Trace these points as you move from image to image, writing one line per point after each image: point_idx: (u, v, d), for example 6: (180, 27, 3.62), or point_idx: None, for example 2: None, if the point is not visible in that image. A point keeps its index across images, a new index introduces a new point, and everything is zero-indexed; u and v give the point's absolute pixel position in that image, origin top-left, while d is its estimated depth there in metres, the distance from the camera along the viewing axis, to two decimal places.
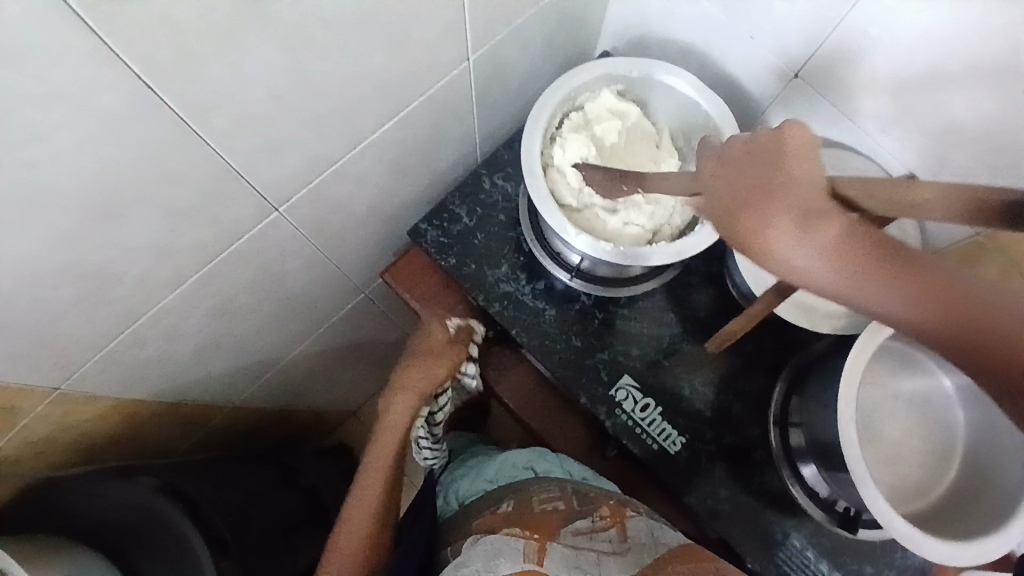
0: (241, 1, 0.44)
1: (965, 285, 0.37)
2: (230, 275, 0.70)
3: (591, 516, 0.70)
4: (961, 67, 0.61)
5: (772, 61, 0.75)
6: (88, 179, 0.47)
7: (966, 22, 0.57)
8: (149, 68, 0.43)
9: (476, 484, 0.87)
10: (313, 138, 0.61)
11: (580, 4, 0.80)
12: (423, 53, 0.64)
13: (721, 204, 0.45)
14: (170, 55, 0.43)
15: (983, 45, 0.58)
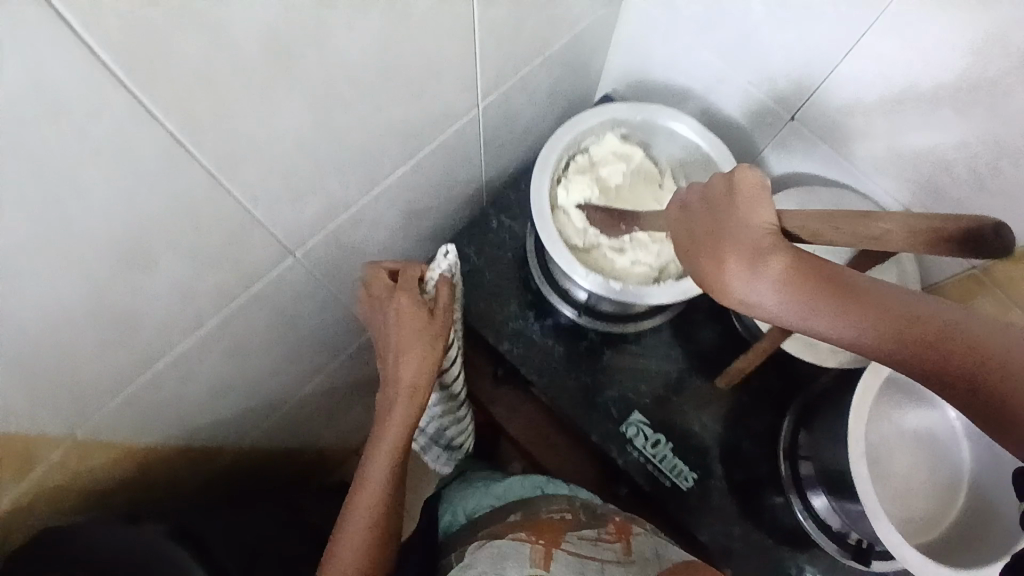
0: (274, 62, 0.46)
1: (899, 306, 0.44)
2: (246, 318, 0.71)
3: (598, 529, 0.71)
4: (949, 113, 0.64)
5: (768, 105, 0.78)
6: (123, 233, 0.48)
7: (952, 71, 0.61)
8: (185, 127, 0.45)
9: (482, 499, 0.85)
10: (333, 185, 0.63)
11: (583, 52, 0.83)
12: (437, 103, 0.66)
13: (689, 246, 0.53)
14: (206, 115, 0.45)
15: (969, 93, 0.61)
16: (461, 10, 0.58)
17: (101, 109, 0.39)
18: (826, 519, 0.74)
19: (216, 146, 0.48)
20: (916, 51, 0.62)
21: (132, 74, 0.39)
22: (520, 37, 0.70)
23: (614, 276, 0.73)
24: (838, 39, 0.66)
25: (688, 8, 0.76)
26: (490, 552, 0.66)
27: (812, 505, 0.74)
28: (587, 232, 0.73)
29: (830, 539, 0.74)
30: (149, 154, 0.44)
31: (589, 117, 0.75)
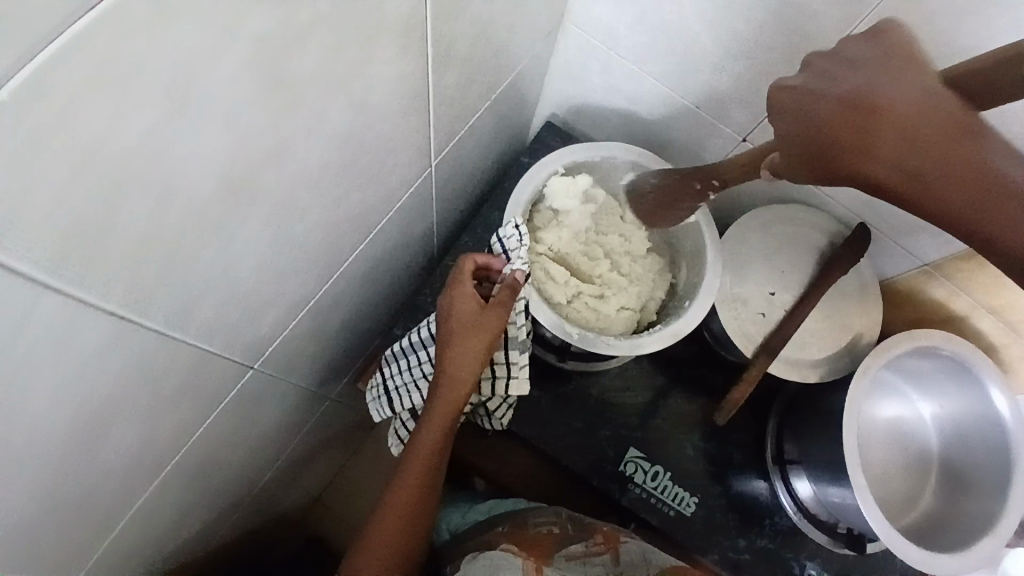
0: (228, 195, 0.38)
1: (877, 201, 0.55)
2: (208, 442, 0.63)
3: (586, 542, 0.68)
4: None
5: (716, 127, 0.77)
6: (74, 427, 0.40)
7: None
8: (132, 302, 0.36)
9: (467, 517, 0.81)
10: (292, 290, 0.56)
11: (523, 85, 0.79)
12: (393, 177, 0.60)
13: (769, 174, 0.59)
14: (154, 277, 0.37)
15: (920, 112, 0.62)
16: (414, 84, 0.52)
17: (37, 321, 0.31)
18: (809, 504, 0.77)
19: (169, 304, 0.40)
20: None
21: (68, 274, 0.30)
22: (468, 90, 0.64)
23: (599, 327, 0.71)
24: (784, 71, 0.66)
25: (630, 39, 0.73)
26: (483, 564, 0.63)
27: (795, 490, 0.78)
28: (568, 284, 0.71)
29: (815, 524, 0.78)
30: (95, 342, 0.36)
31: (550, 164, 0.73)
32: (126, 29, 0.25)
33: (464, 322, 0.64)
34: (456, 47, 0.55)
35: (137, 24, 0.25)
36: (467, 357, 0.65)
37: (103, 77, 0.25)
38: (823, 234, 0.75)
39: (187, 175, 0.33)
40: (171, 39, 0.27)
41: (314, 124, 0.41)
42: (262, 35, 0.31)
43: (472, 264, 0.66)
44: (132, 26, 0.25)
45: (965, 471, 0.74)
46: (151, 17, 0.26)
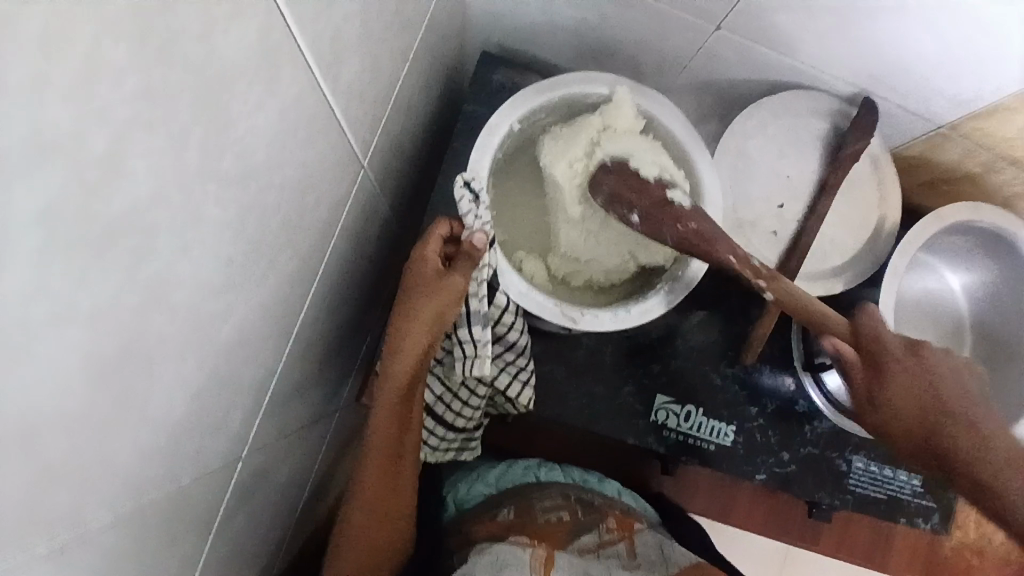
0: (105, 375, 0.29)
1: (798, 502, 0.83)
2: (227, 533, 0.59)
3: (598, 529, 0.62)
4: None
5: (685, 22, 0.63)
6: None
7: None
8: (28, 538, 0.29)
9: (473, 488, 0.73)
10: (246, 382, 0.48)
11: (439, 27, 0.64)
12: (321, 208, 0.50)
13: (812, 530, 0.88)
14: (55, 496, 0.29)
15: None
16: (305, 109, 0.40)
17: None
18: (842, 396, 0.74)
19: (99, 502, 0.33)
20: None
21: None
22: (377, 72, 0.52)
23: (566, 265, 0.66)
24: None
25: None
26: (487, 561, 0.55)
27: (826, 386, 0.75)
28: (571, 216, 0.63)
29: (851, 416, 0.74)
30: None
31: (502, 122, 0.61)
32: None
33: (415, 288, 0.56)
34: (346, 38, 0.43)
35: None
36: (417, 322, 0.56)
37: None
38: (824, 120, 0.66)
39: (36, 403, 0.25)
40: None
41: (189, 237, 0.32)
42: (41, 209, 0.22)
43: (448, 228, 0.57)
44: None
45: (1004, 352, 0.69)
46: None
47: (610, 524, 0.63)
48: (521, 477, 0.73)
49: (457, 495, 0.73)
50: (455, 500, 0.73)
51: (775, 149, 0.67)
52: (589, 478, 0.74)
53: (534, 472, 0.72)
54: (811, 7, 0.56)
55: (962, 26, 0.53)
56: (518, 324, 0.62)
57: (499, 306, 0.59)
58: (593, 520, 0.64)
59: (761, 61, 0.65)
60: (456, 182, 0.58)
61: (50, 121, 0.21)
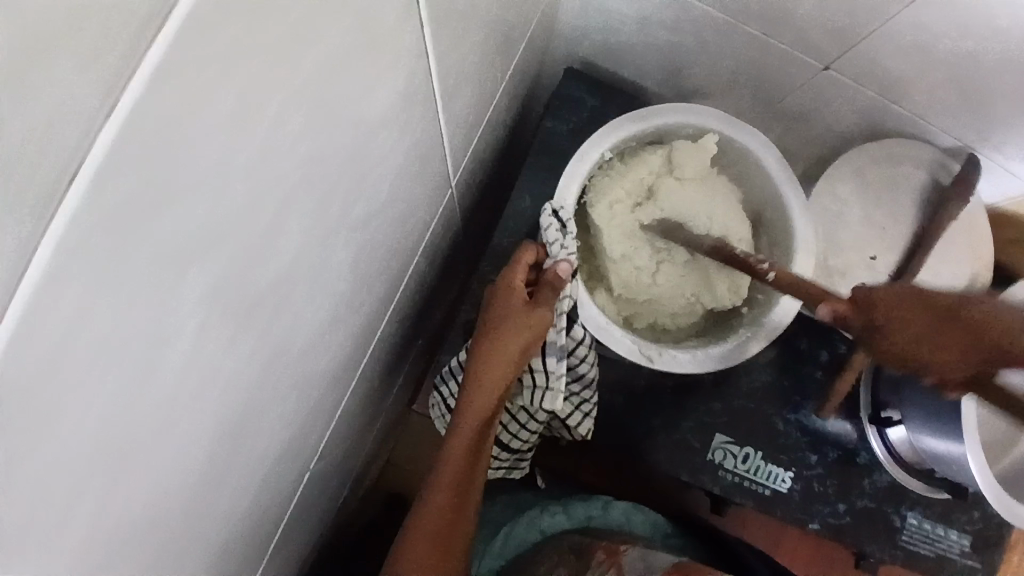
0: None
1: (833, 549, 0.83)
2: (283, 542, 0.59)
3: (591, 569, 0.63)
4: None
5: (791, 58, 0.60)
6: None
7: None
8: None
9: (485, 565, 0.71)
10: (327, 404, 0.47)
11: (533, 44, 0.62)
12: (414, 232, 0.49)
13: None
14: None
15: None
16: (422, 141, 0.38)
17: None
18: (903, 449, 0.73)
19: None
20: None
21: None
22: (480, 95, 0.50)
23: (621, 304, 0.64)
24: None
25: None
26: None
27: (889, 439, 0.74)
28: (620, 250, 0.61)
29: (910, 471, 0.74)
30: None
31: (594, 148, 0.60)
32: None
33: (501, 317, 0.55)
34: (465, 68, 0.41)
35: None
36: (500, 354, 0.55)
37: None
38: (925, 172, 0.63)
39: None
40: (82, 383, 0.21)
41: None
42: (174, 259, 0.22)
43: (531, 256, 0.57)
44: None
45: None
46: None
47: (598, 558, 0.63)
48: (526, 536, 0.71)
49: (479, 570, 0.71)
50: None
51: (868, 195, 0.65)
52: (593, 510, 0.72)
53: (537, 527, 0.71)
54: (938, 55, 0.53)
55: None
56: (591, 357, 0.62)
57: (575, 339, 0.59)
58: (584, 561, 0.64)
59: (866, 104, 0.62)
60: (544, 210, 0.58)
61: (190, 214, 0.22)
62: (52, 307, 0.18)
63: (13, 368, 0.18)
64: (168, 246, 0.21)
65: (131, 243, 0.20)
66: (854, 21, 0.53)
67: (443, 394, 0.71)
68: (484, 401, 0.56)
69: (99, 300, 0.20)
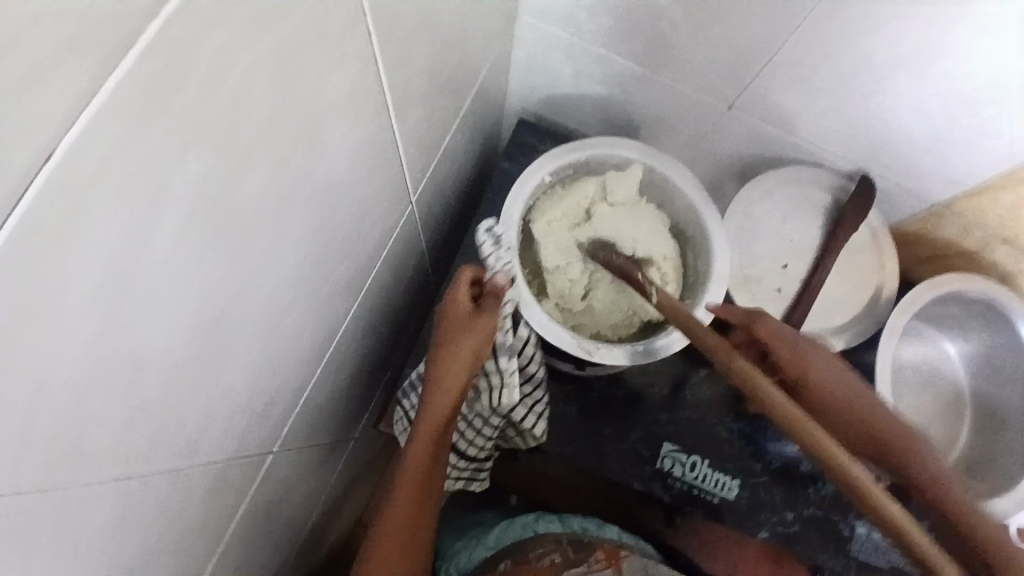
0: (209, 325, 0.35)
1: None
2: (243, 533, 0.61)
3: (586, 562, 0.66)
4: (903, 79, 0.59)
5: (702, 101, 0.71)
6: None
7: (907, 39, 0.55)
8: (127, 462, 0.34)
9: (474, 553, 0.76)
10: (290, 377, 0.52)
11: (487, 91, 0.73)
12: (376, 231, 0.57)
13: None
14: (148, 426, 0.34)
15: (921, 57, 0.56)
16: (376, 141, 0.47)
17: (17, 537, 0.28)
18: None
19: (164, 451, 0.37)
20: (853, 32, 0.56)
21: (63, 467, 0.29)
22: (435, 121, 0.60)
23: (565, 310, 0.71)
24: (771, 32, 0.60)
25: (591, 25, 0.67)
26: None
27: None
28: (554, 262, 0.69)
29: None
30: (100, 509, 0.33)
31: (535, 173, 0.69)
32: (51, 274, 0.23)
33: (450, 326, 0.61)
34: (415, 88, 0.50)
35: (48, 228, 0.22)
36: (455, 359, 0.60)
37: (21, 299, 0.22)
38: (825, 192, 0.73)
39: (153, 331, 0.30)
40: (99, 269, 0.25)
41: (280, 228, 0.38)
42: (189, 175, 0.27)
43: (473, 273, 0.62)
44: (57, 268, 0.23)
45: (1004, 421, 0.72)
46: (59, 216, 0.22)
47: (597, 556, 0.67)
48: (519, 533, 0.76)
49: (458, 563, 0.77)
50: (457, 572, 0.76)
51: (780, 215, 0.74)
52: (590, 524, 0.75)
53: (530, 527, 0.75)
54: (812, 91, 0.64)
55: (952, 107, 0.60)
56: (538, 357, 0.68)
57: (521, 339, 0.66)
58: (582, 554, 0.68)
59: (769, 139, 0.73)
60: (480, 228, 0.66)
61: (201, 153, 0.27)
62: (82, 204, 0.23)
63: (58, 245, 0.23)
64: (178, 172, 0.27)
65: (147, 167, 0.25)
66: (744, 66, 0.65)
67: (407, 408, 0.76)
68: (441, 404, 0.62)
69: (122, 209, 0.25)
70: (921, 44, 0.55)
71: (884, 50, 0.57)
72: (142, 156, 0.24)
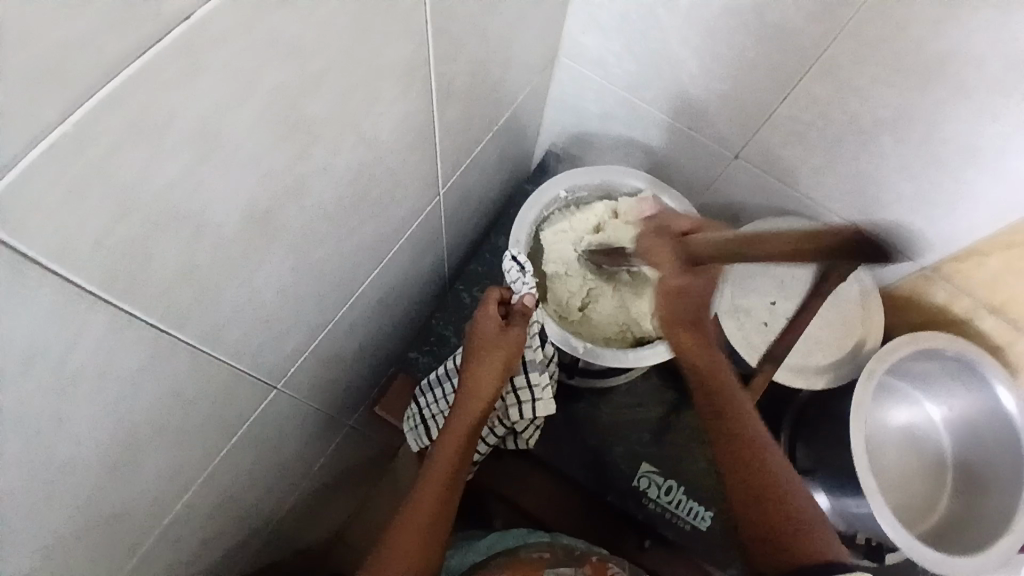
0: (254, 219, 0.42)
1: None
2: (235, 466, 0.64)
3: (574, 568, 0.70)
4: (891, 143, 0.66)
5: (713, 148, 0.79)
6: (109, 430, 0.42)
7: (892, 105, 0.63)
8: (165, 315, 0.40)
9: (467, 555, 0.79)
10: (307, 314, 0.58)
11: (523, 117, 0.82)
12: (405, 206, 0.64)
13: None
14: (188, 291, 0.40)
15: (907, 121, 0.63)
16: (418, 120, 0.55)
17: (68, 331, 0.34)
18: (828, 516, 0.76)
19: (194, 323, 0.43)
20: (848, 91, 0.64)
21: (117, 287, 0.35)
22: (471, 123, 0.68)
23: (564, 316, 0.77)
24: (774, 85, 0.68)
25: (620, 69, 0.76)
26: None
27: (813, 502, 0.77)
28: (558, 269, 0.76)
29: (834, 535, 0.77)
30: (132, 350, 0.39)
31: (551, 188, 0.77)
32: (150, 126, 0.30)
33: (482, 343, 0.67)
34: (457, 85, 0.59)
35: (150, 85, 0.29)
36: (485, 371, 0.66)
37: (123, 134, 0.29)
38: None
39: (211, 202, 0.37)
40: (180, 133, 0.32)
41: (327, 158, 0.45)
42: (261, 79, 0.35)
43: (499, 294, 0.69)
44: (155, 120, 0.30)
45: (981, 483, 0.74)
46: (158, 79, 0.29)
47: (585, 568, 0.70)
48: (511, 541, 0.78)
49: (450, 565, 0.79)
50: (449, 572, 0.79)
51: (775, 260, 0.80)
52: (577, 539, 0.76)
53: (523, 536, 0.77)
54: (811, 146, 0.72)
55: (935, 169, 0.67)
56: (553, 369, 0.74)
57: (547, 355, 0.72)
58: (572, 562, 0.71)
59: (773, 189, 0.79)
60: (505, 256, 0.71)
61: (272, 63, 0.35)
62: (182, 79, 0.30)
63: (157, 103, 0.30)
64: (251, 76, 0.34)
65: (229, 64, 0.32)
66: (751, 118, 0.73)
67: (422, 406, 0.77)
68: (473, 409, 0.67)
69: (205, 93, 0.32)
70: (906, 109, 0.62)
71: (871, 110, 0.64)
72: (228, 54, 0.32)
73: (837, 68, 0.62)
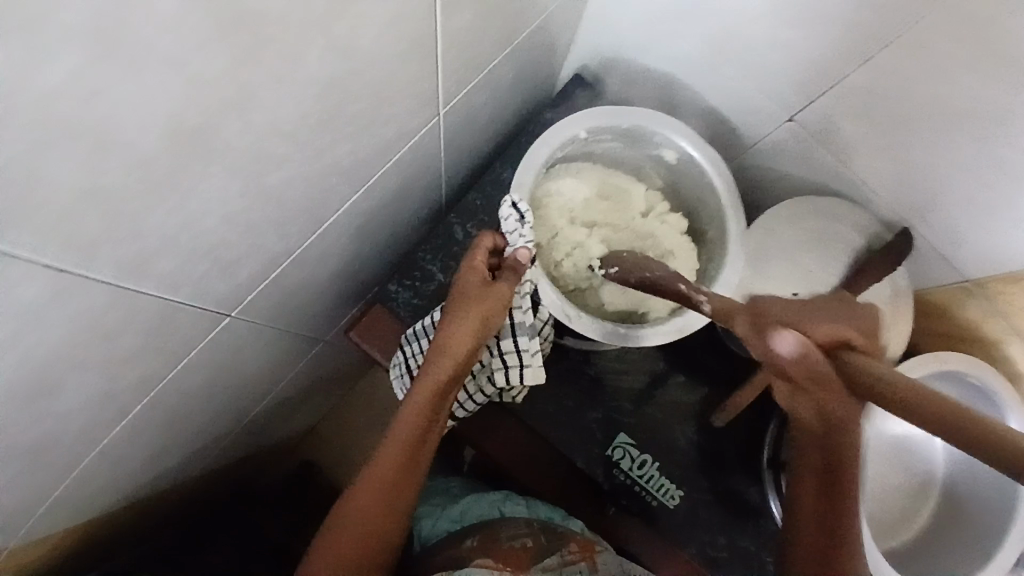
0: (182, 141, 0.34)
1: None
2: (186, 386, 0.60)
3: (560, 551, 0.69)
4: (971, 136, 0.56)
5: (765, 104, 0.68)
6: (9, 367, 0.37)
7: (986, 92, 0.52)
8: (68, 250, 0.33)
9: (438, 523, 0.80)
10: (264, 241, 0.51)
11: (550, 33, 0.70)
12: (392, 128, 0.55)
13: None
14: (96, 221, 0.33)
15: (1002, 113, 0.52)
16: (410, 28, 0.45)
17: None
18: None
19: (112, 254, 0.36)
20: (941, 66, 0.52)
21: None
22: (483, 36, 0.57)
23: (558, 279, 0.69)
24: (855, 42, 0.56)
25: None
26: None
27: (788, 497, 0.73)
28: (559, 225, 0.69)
29: None
30: (30, 287, 0.33)
31: (570, 125, 0.67)
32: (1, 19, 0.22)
33: (460, 295, 0.59)
34: None
35: None
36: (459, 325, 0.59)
37: None
38: (859, 233, 0.70)
39: (117, 122, 0.29)
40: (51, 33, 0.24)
41: (280, 69, 0.36)
42: None
43: (491, 243, 0.61)
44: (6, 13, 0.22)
45: (966, 510, 0.71)
46: None
47: (571, 547, 0.70)
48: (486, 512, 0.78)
49: (422, 531, 0.80)
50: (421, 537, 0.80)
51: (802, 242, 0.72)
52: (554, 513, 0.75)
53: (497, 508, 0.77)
54: (879, 122, 0.60)
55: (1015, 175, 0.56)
56: (547, 330, 0.68)
57: (541, 318, 0.66)
58: (556, 545, 0.71)
59: (822, 162, 0.69)
60: (505, 201, 0.63)
61: None
62: None
63: None
64: None
65: None
66: (816, 76, 0.61)
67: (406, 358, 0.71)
68: (444, 368, 0.60)
69: None
70: (1002, 100, 0.51)
71: (962, 94, 0.53)
72: None
73: (936, 34, 0.51)
